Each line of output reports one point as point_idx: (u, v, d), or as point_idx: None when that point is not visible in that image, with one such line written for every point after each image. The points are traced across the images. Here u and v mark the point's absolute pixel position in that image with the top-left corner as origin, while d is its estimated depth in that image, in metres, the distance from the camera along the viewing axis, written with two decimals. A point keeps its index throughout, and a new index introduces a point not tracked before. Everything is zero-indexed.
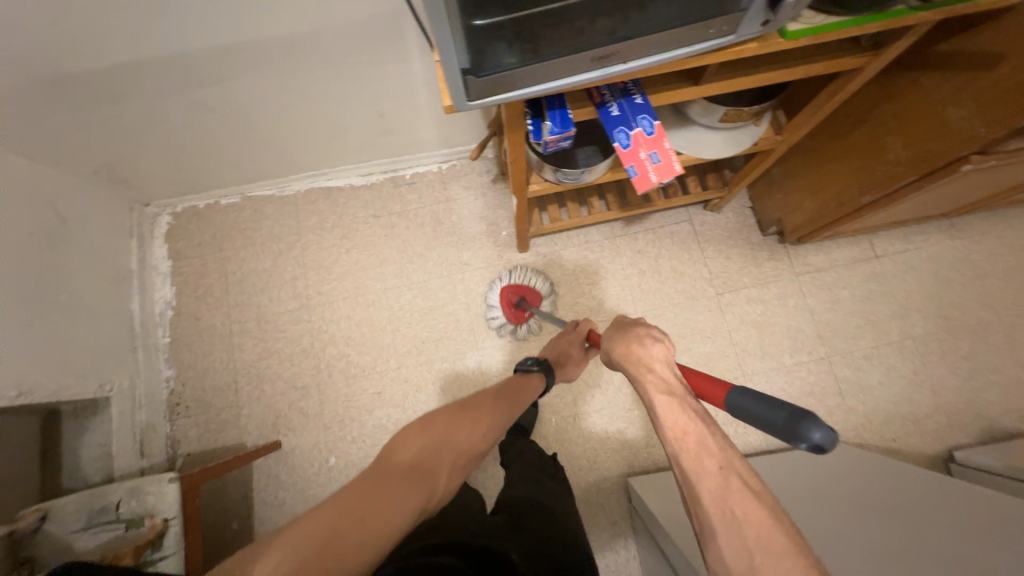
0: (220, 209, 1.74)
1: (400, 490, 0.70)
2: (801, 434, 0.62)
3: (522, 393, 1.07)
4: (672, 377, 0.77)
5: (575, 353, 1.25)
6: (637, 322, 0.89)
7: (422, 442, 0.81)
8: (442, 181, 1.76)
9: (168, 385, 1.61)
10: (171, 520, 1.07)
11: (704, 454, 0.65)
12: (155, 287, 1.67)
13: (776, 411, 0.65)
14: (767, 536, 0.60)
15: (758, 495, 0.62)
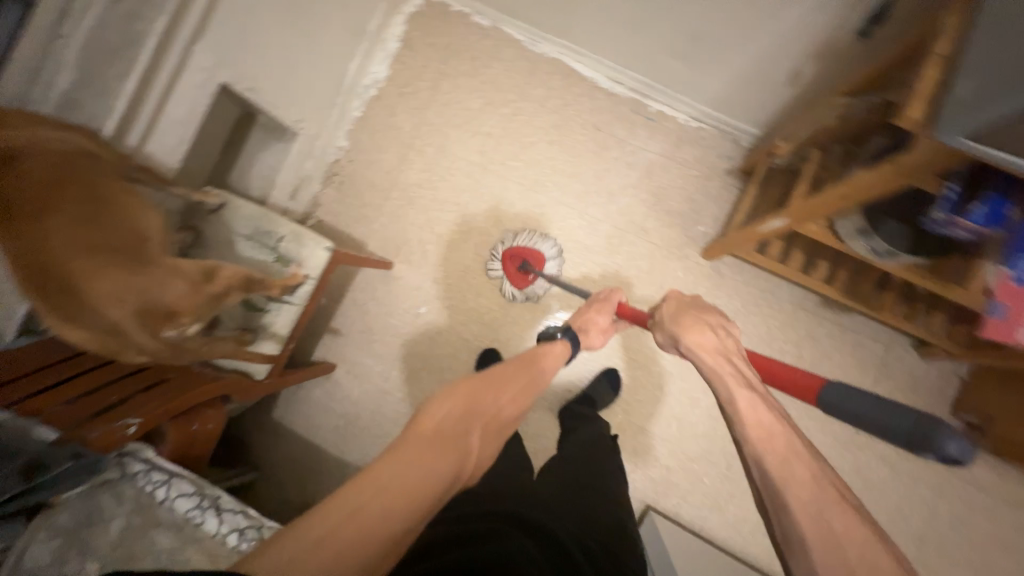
0: (467, 23, 1.63)
1: (431, 461, 0.67)
2: (936, 446, 0.66)
3: (542, 363, 1.01)
4: (746, 370, 0.81)
5: (602, 320, 1.17)
6: (713, 315, 0.92)
7: (449, 412, 0.76)
8: (681, 136, 1.56)
9: (338, 154, 1.64)
10: (309, 280, 1.11)
11: (774, 436, 0.69)
12: (374, 59, 1.65)
13: (902, 420, 0.70)
14: (852, 530, 0.62)
15: (843, 491, 0.65)
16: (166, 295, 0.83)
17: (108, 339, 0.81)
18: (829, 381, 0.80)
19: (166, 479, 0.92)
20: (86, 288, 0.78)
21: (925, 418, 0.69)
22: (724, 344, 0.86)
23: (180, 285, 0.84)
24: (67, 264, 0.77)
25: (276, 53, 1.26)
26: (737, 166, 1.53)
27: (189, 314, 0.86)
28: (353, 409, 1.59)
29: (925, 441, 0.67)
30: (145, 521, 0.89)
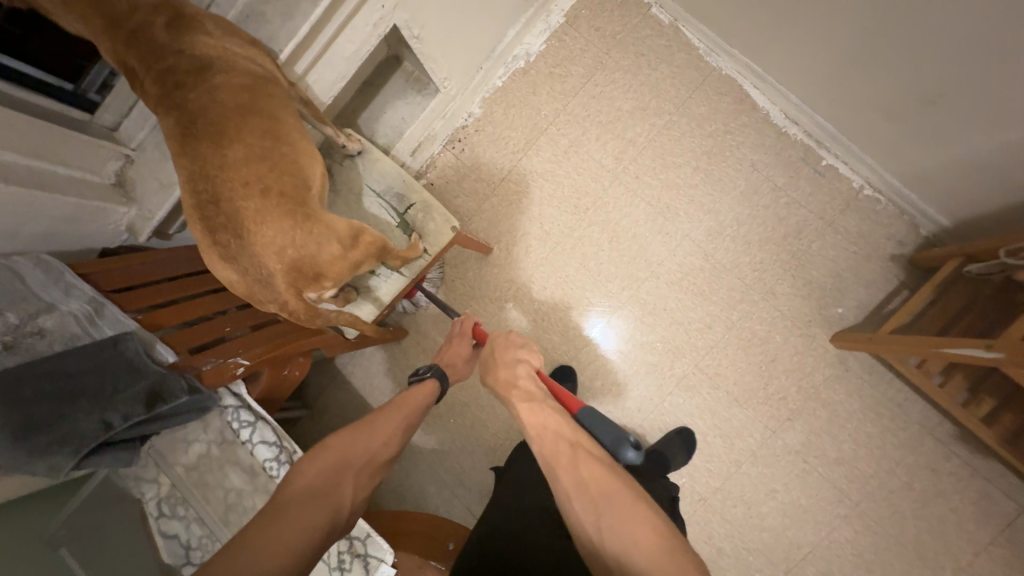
0: (644, 15, 1.48)
1: (294, 514, 0.66)
2: (619, 451, 0.81)
3: (412, 408, 0.84)
4: (538, 389, 0.82)
5: (464, 349, 1.01)
6: (523, 353, 0.87)
7: (315, 469, 0.72)
8: (847, 202, 1.36)
9: (468, 121, 1.55)
10: (427, 255, 1.05)
11: (561, 447, 0.72)
12: (533, 30, 1.52)
13: (607, 433, 0.81)
14: (602, 482, 0.67)
15: (595, 459, 0.70)
16: (317, 255, 0.79)
17: (255, 288, 0.80)
18: (584, 404, 0.84)
19: (251, 421, 0.90)
20: (250, 236, 0.76)
21: (620, 429, 0.81)
22: (521, 373, 0.84)
23: (331, 247, 0.80)
24: (242, 207, 0.76)
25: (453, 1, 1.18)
26: (904, 254, 1.33)
27: (333, 279, 0.82)
28: (411, 381, 1.56)
29: (616, 446, 0.80)
30: (225, 454, 0.90)
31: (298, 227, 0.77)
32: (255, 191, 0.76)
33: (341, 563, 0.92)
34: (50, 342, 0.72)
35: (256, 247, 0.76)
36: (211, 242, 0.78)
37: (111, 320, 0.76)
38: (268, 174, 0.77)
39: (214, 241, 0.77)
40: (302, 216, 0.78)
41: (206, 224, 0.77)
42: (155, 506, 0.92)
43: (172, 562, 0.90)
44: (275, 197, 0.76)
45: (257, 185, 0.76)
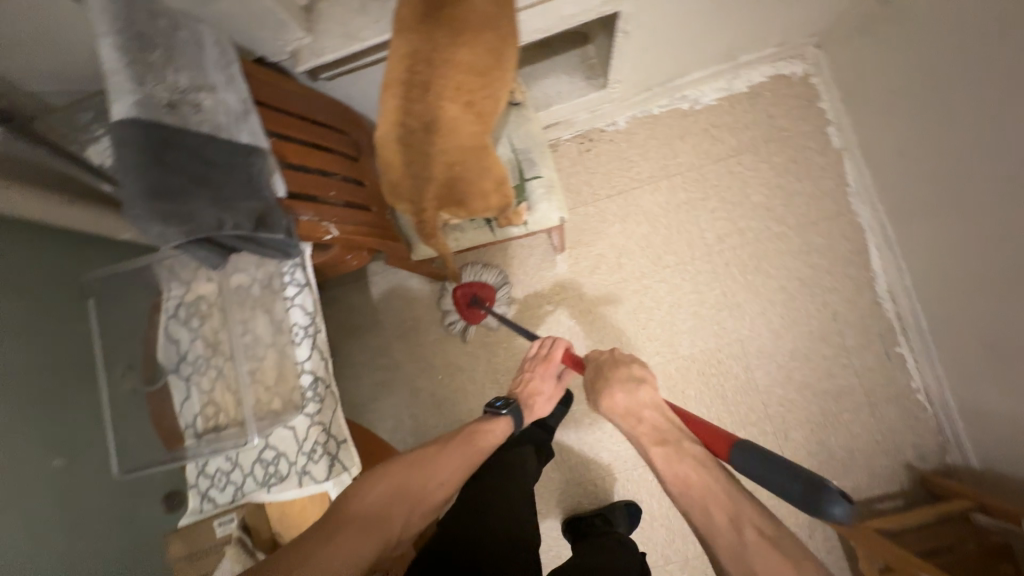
0: (818, 127, 1.47)
1: (357, 534, 0.68)
2: (821, 509, 0.62)
3: (473, 445, 0.91)
4: (668, 427, 0.83)
5: (547, 387, 1.09)
6: (627, 375, 0.92)
7: (377, 488, 0.76)
8: (897, 394, 1.36)
9: (607, 127, 1.54)
10: (523, 227, 1.05)
11: (707, 504, 0.71)
12: (713, 83, 1.51)
13: (793, 483, 0.64)
14: (768, 560, 0.63)
15: (754, 532, 0.66)
16: (471, 187, 0.80)
17: (403, 180, 0.79)
18: (737, 439, 0.72)
19: (301, 283, 0.89)
20: (434, 138, 0.74)
21: (813, 479, 0.63)
22: (640, 402, 0.88)
23: (484, 186, 0.81)
24: (441, 108, 0.72)
25: (673, 21, 1.16)
26: (918, 468, 1.33)
27: (466, 212, 0.84)
28: (425, 322, 1.56)
29: (809, 503, 0.63)
30: (263, 299, 0.90)
31: (474, 152, 0.77)
32: (460, 99, 0.72)
33: (311, 452, 0.84)
34: (201, 120, 0.65)
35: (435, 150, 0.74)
36: (395, 121, 0.74)
37: (253, 129, 0.70)
38: (477, 90, 0.73)
39: (400, 121, 0.74)
40: (482, 144, 0.78)
41: (401, 102, 0.73)
42: (172, 306, 0.91)
43: (160, 361, 0.90)
44: (472, 116, 0.74)
45: (464, 95, 0.73)
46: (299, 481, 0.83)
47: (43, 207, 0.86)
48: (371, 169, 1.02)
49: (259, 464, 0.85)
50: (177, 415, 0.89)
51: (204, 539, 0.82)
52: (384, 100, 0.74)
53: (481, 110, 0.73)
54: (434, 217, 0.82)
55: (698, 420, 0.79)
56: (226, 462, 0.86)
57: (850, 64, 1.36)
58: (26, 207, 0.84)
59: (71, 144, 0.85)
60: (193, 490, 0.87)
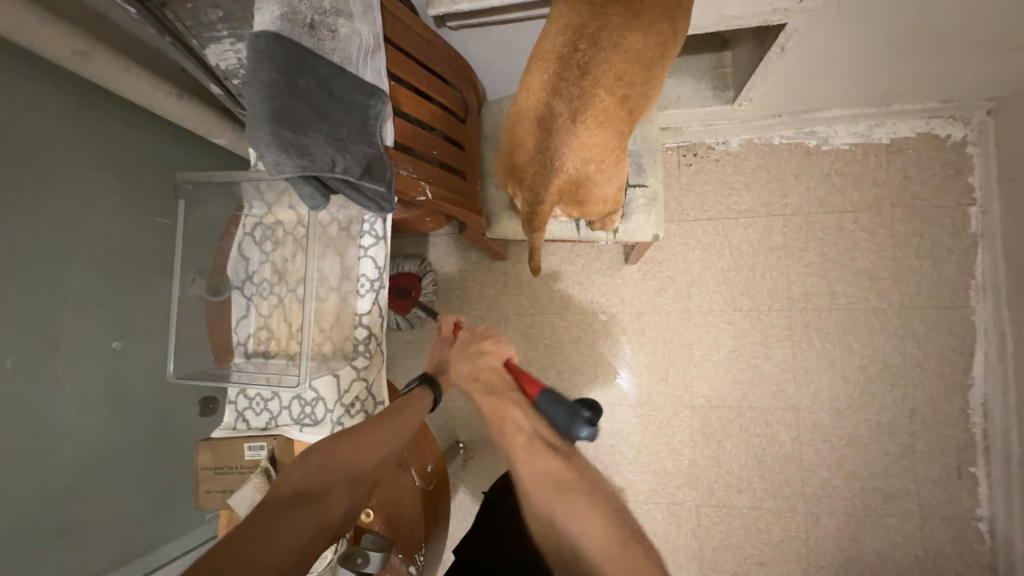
0: (958, 204, 1.29)
1: (281, 521, 0.59)
2: (573, 430, 0.66)
3: (406, 410, 0.77)
4: (500, 381, 0.75)
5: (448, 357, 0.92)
6: (484, 346, 0.79)
7: (312, 469, 0.66)
8: (956, 516, 1.23)
9: (717, 145, 1.41)
10: (611, 234, 0.98)
11: (526, 450, 0.64)
12: (850, 126, 1.34)
13: (560, 410, 0.66)
14: (554, 473, 0.61)
15: (546, 446, 0.64)
16: (597, 188, 0.71)
17: (527, 163, 0.71)
18: (545, 386, 0.70)
19: (378, 236, 0.86)
20: (571, 136, 0.66)
21: (570, 404, 0.66)
22: (482, 366, 0.78)
23: (610, 190, 0.72)
24: (595, 95, 0.65)
25: (836, 47, 1.01)
26: None
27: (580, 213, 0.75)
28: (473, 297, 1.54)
29: (568, 427, 0.66)
30: (337, 241, 0.88)
31: (613, 151, 0.69)
32: (619, 90, 0.64)
33: (349, 406, 0.83)
34: (333, 49, 0.60)
35: (576, 141, 0.66)
36: (540, 99, 0.67)
37: (378, 68, 0.64)
38: (637, 85, 0.65)
39: (547, 101, 0.66)
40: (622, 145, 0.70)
41: (553, 80, 0.65)
42: (250, 225, 0.91)
43: (228, 275, 0.90)
44: (624, 112, 0.66)
45: (622, 87, 0.65)
46: (332, 430, 0.83)
47: (156, 99, 0.86)
48: (475, 134, 0.96)
49: (297, 401, 0.85)
50: (232, 331, 0.89)
51: (231, 457, 0.83)
52: (532, 74, 0.67)
53: (635, 108, 0.65)
54: (548, 212, 0.73)
55: (515, 366, 0.77)
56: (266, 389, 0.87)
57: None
58: (142, 95, 0.84)
59: (192, 38, 0.79)
60: (231, 405, 0.88)
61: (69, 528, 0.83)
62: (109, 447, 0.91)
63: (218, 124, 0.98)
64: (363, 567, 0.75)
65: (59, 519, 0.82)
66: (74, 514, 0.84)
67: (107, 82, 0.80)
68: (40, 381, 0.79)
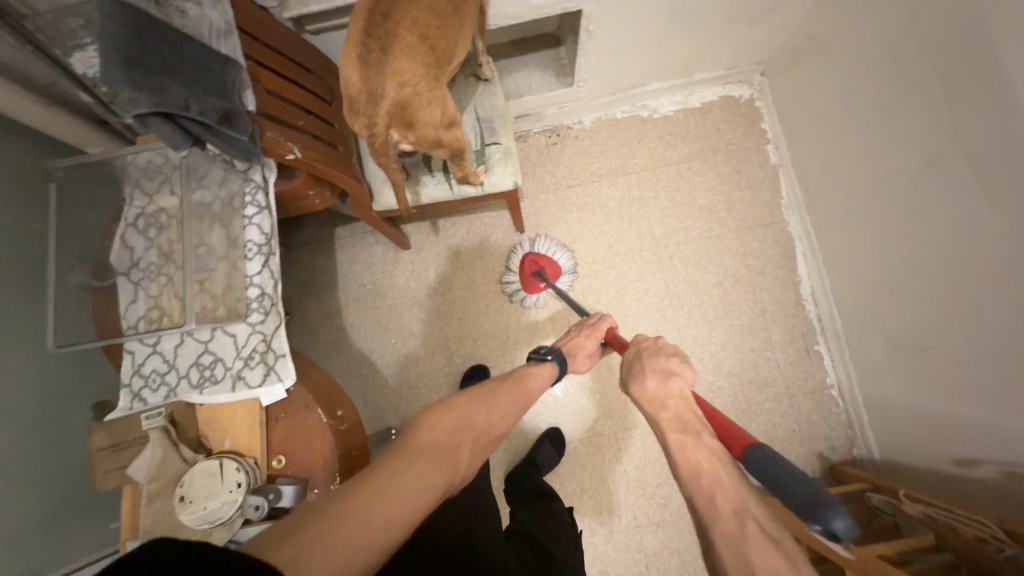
0: (760, 144, 1.64)
1: (430, 467, 0.63)
2: (820, 517, 0.59)
3: (530, 385, 0.92)
4: (693, 417, 0.77)
5: (590, 345, 1.05)
6: (666, 353, 0.90)
7: (448, 423, 0.72)
8: (815, 389, 1.48)
9: (573, 124, 1.68)
10: (480, 187, 1.14)
11: (718, 496, 0.63)
12: (670, 96, 1.67)
13: (802, 487, 0.62)
14: (725, 504, 0.63)
15: (760, 530, 0.59)
16: (422, 111, 0.84)
17: (356, 96, 0.83)
18: (756, 442, 0.69)
19: (262, 206, 0.96)
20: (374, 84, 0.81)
21: (823, 492, 0.60)
22: (674, 391, 0.82)
23: (434, 114, 0.84)
24: (399, 35, 0.81)
25: (632, 27, 1.30)
26: (829, 458, 1.43)
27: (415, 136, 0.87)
28: (387, 287, 1.63)
29: (812, 506, 0.60)
30: (221, 215, 0.96)
31: (426, 79, 0.83)
32: (417, 31, 0.81)
33: (248, 358, 0.89)
34: (182, 24, 0.74)
35: (389, 69, 0.80)
36: (356, 42, 0.81)
37: (232, 47, 0.76)
38: (434, 26, 0.82)
39: (360, 42, 0.80)
40: (435, 76, 0.84)
41: (363, 27, 0.80)
42: (132, 216, 0.95)
43: (112, 263, 0.93)
44: (426, 47, 0.82)
45: (421, 28, 0.81)
46: (232, 384, 0.87)
47: (23, 106, 0.90)
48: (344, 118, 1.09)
49: (196, 368, 0.88)
50: (121, 317, 0.91)
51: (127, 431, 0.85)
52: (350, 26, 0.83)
53: (434, 45, 0.82)
54: (382, 134, 0.85)
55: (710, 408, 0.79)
56: (162, 364, 0.89)
57: (787, 89, 1.53)
58: (9, 104, 0.88)
59: (54, 48, 0.87)
60: (125, 389, 0.88)
61: None
62: None
63: (91, 132, 1.03)
64: (276, 503, 0.80)
65: None
66: None
67: None
68: None
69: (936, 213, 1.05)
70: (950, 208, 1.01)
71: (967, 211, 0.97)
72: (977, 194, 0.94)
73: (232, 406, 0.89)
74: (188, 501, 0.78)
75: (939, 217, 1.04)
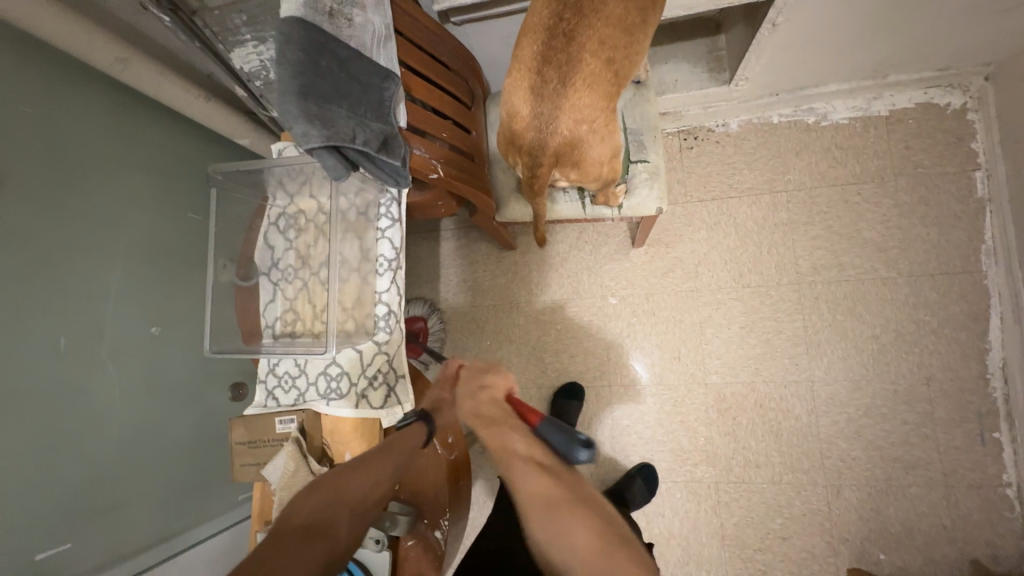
0: (963, 170, 1.30)
1: (296, 555, 0.62)
2: (572, 452, 0.73)
3: (409, 438, 0.78)
4: (495, 411, 0.78)
5: (449, 394, 0.87)
6: (484, 380, 0.82)
7: (311, 501, 0.68)
8: (982, 484, 1.21)
9: (716, 127, 1.45)
10: (617, 209, 1.01)
11: (529, 483, 0.68)
12: (848, 99, 1.36)
13: (559, 435, 0.72)
14: (543, 489, 0.67)
15: (541, 470, 0.69)
16: (592, 149, 0.77)
17: (524, 129, 0.77)
18: (546, 416, 0.75)
19: (394, 219, 0.91)
20: (546, 116, 0.75)
21: (560, 424, 0.73)
22: (484, 400, 0.80)
23: (603, 151, 0.77)
24: (583, 60, 0.72)
25: (829, 19, 1.04)
26: (987, 567, 1.19)
27: (578, 174, 0.80)
28: (486, 287, 1.58)
29: (568, 445, 0.72)
30: (356, 225, 0.93)
31: (603, 111, 0.76)
32: (604, 54, 0.73)
33: (372, 378, 0.88)
34: (350, 34, 0.65)
35: (567, 102, 0.73)
36: (531, 67, 0.75)
37: (390, 56, 0.70)
38: (620, 47, 0.74)
39: (537, 69, 0.74)
40: (609, 106, 0.77)
41: (541, 50, 0.73)
42: (274, 215, 0.96)
43: (256, 262, 0.95)
44: (610, 74, 0.74)
45: (607, 51, 0.73)
46: (356, 402, 0.87)
47: (188, 101, 0.93)
48: (481, 122, 1.00)
49: (323, 377, 0.90)
50: (261, 314, 0.94)
51: (266, 432, 0.89)
52: (523, 46, 0.76)
53: (619, 69, 0.74)
54: (546, 174, 0.78)
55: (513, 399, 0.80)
56: (294, 367, 0.91)
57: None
58: (177, 100, 0.92)
59: (218, 44, 0.86)
60: (261, 385, 0.93)
61: (113, 504, 0.88)
62: (149, 430, 0.96)
63: (241, 124, 1.04)
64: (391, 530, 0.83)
65: (100, 497, 0.86)
66: (118, 488, 0.89)
67: (144, 86, 0.87)
68: (91, 359, 0.86)
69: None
70: None
71: None
72: None
73: (352, 422, 0.88)
74: None
75: None
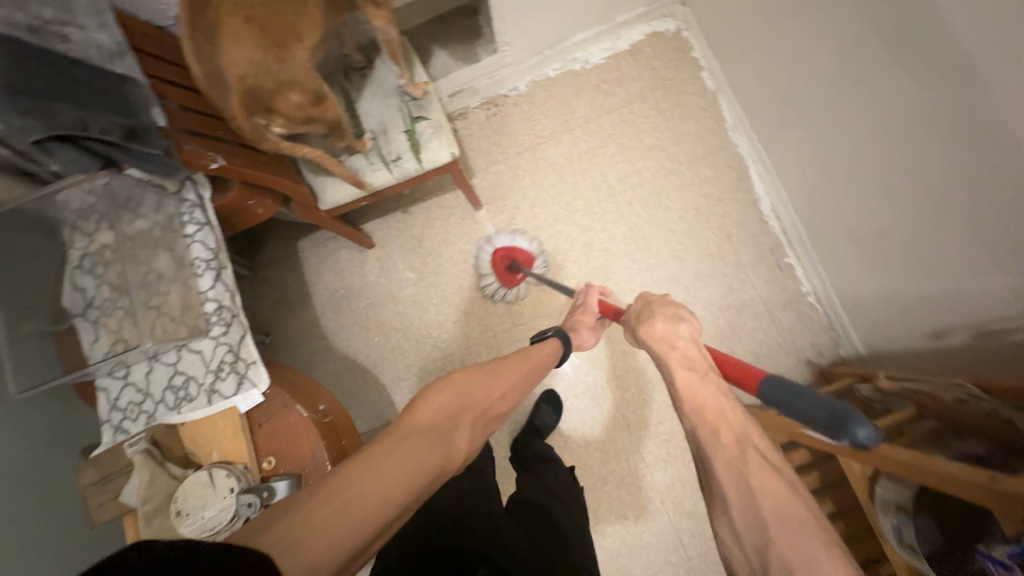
0: (695, 74, 1.64)
1: (423, 445, 0.62)
2: (843, 427, 0.57)
3: (526, 356, 0.93)
4: (699, 356, 0.79)
5: (586, 318, 1.13)
6: (659, 308, 0.90)
7: (444, 398, 0.71)
8: (791, 301, 1.50)
9: (509, 93, 1.67)
10: (416, 164, 1.15)
11: (735, 431, 0.65)
12: (598, 44, 1.66)
13: (820, 407, 0.60)
14: (749, 444, 0.63)
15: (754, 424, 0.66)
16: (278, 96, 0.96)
17: (205, 86, 0.89)
18: (771, 373, 0.69)
19: (202, 222, 0.97)
20: (216, 69, 0.89)
21: (834, 400, 0.59)
22: (673, 335, 0.84)
23: (294, 95, 0.97)
24: (224, 30, 0.90)
25: None
26: (817, 363, 1.46)
27: (282, 118, 0.98)
28: (359, 289, 1.64)
29: (834, 421, 0.58)
30: (163, 239, 0.96)
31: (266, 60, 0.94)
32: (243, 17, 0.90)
33: (218, 371, 0.90)
34: (67, 48, 0.78)
35: (226, 63, 0.90)
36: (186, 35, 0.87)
37: (128, 66, 0.83)
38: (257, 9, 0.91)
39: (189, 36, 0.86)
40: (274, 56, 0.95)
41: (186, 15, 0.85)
42: (77, 259, 0.94)
43: (67, 308, 0.93)
44: (255, 31, 0.92)
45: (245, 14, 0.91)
46: (208, 397, 0.89)
47: None
48: None
49: (169, 391, 0.90)
50: (87, 355, 0.92)
51: (116, 460, 0.87)
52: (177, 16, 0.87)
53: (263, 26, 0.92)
54: (247, 121, 0.91)
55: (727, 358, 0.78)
56: (137, 394, 0.90)
57: (708, 13, 1.53)
58: None
59: None
60: (107, 425, 0.90)
61: None
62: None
63: None
64: (270, 499, 0.82)
65: None
66: None
67: None
68: None
69: (876, 96, 1.02)
70: (864, 93, 1.04)
71: (915, 103, 0.93)
72: (916, 81, 0.91)
73: (212, 419, 0.90)
74: (184, 514, 0.82)
75: (858, 108, 1.08)
